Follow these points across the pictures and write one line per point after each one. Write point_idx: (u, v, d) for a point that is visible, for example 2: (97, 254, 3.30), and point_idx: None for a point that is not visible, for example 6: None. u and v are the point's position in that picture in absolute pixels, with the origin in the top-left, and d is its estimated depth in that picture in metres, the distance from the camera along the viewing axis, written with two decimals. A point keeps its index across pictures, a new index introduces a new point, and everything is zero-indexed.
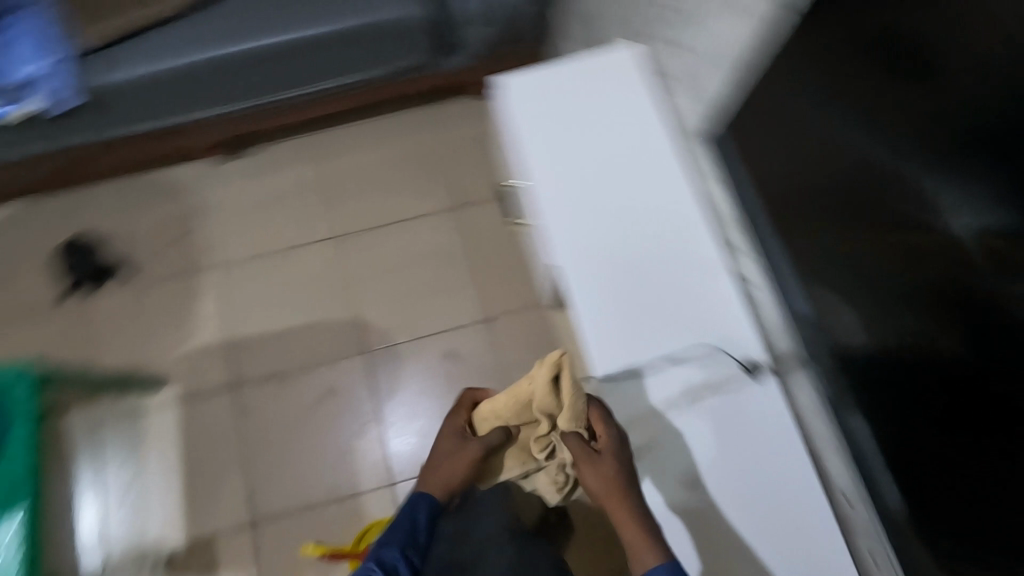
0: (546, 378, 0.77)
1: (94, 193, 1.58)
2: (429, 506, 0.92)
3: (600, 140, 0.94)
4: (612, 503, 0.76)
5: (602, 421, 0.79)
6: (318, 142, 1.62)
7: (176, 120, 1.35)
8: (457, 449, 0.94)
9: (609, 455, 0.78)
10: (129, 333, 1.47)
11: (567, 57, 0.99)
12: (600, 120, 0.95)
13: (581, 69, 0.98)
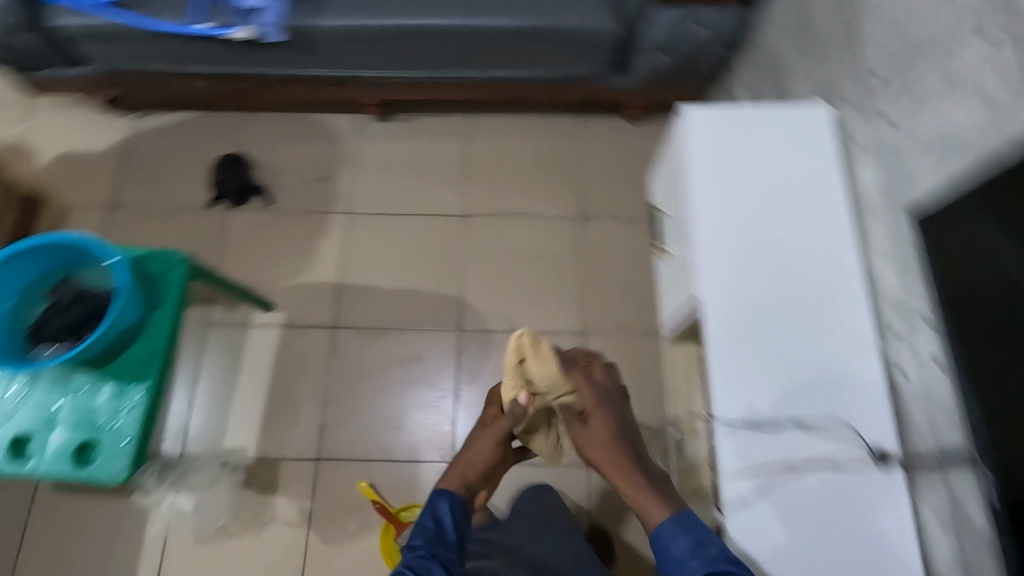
0: (513, 364, 0.90)
1: (254, 120, 1.69)
2: (451, 504, 0.90)
3: (771, 194, 0.93)
4: (613, 463, 0.84)
5: (583, 386, 0.89)
6: (465, 125, 1.68)
7: (354, 73, 1.43)
8: (479, 434, 0.96)
9: (598, 421, 0.87)
10: (252, 255, 1.56)
11: (753, 105, 0.98)
12: (774, 175, 0.94)
13: (766, 118, 0.98)
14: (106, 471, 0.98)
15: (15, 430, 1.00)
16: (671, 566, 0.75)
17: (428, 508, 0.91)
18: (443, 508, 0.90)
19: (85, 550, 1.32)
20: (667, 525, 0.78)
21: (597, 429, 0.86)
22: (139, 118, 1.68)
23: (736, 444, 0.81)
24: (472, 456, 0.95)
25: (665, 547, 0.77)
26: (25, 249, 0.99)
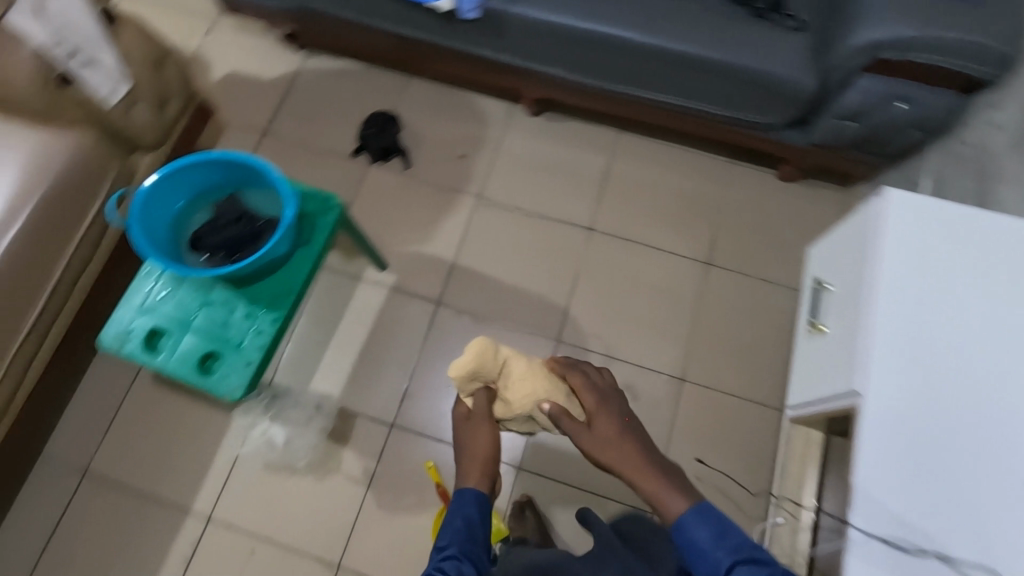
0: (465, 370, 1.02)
1: (412, 84, 1.72)
2: (477, 496, 0.96)
3: (968, 308, 0.84)
4: (626, 447, 0.92)
5: (583, 387, 1.00)
6: (613, 140, 1.66)
7: (531, 66, 1.42)
8: (474, 436, 1.02)
9: (604, 422, 0.95)
10: (379, 213, 1.60)
11: (969, 207, 0.88)
12: (975, 288, 0.85)
13: (980, 224, 0.88)
14: (224, 386, 1.01)
15: (150, 322, 1.05)
16: (697, 557, 0.81)
17: (455, 503, 0.96)
18: (469, 503, 0.95)
19: (164, 448, 1.39)
20: (694, 513, 0.83)
21: (605, 429, 0.94)
22: (308, 57, 1.74)
23: (868, 555, 0.77)
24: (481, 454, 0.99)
25: (691, 536, 0.82)
26: (210, 158, 1.03)
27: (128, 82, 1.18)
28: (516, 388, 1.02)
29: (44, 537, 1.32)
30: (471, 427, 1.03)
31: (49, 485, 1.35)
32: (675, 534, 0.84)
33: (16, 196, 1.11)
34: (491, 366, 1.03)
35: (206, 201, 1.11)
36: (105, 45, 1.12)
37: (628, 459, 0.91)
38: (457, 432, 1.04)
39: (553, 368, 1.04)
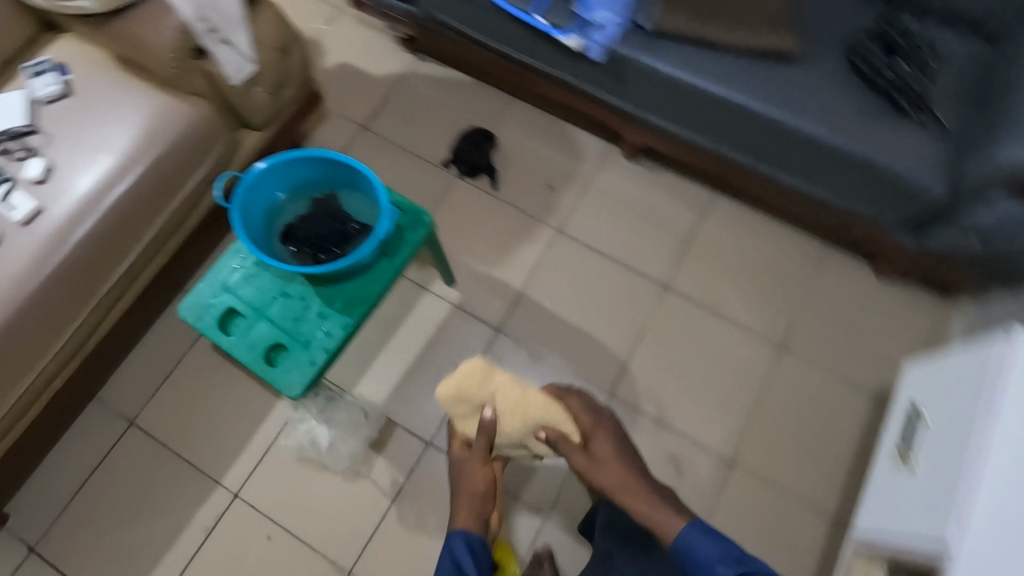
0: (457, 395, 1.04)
1: (515, 106, 1.71)
2: (463, 539, 0.95)
3: None
4: (616, 469, 0.96)
5: (581, 407, 1.05)
6: (706, 202, 1.61)
7: (643, 115, 1.39)
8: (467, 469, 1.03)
9: (600, 443, 1.00)
10: (456, 227, 1.59)
11: None
12: None
13: None
14: (283, 382, 1.02)
15: (227, 302, 1.07)
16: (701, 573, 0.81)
17: (443, 551, 0.94)
18: (456, 550, 0.93)
19: (207, 416, 1.41)
20: (687, 529, 0.85)
21: (600, 447, 0.99)
22: (419, 61, 1.76)
23: None
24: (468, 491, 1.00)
25: (687, 549, 0.84)
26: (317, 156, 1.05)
27: (254, 63, 1.21)
28: (504, 419, 1.03)
29: (82, 477, 1.37)
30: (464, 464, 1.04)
31: (96, 428, 1.40)
32: (676, 551, 0.85)
33: (131, 155, 1.15)
34: (478, 395, 1.04)
35: (303, 194, 1.12)
36: (240, 26, 1.16)
37: (618, 479, 0.94)
38: (450, 465, 1.05)
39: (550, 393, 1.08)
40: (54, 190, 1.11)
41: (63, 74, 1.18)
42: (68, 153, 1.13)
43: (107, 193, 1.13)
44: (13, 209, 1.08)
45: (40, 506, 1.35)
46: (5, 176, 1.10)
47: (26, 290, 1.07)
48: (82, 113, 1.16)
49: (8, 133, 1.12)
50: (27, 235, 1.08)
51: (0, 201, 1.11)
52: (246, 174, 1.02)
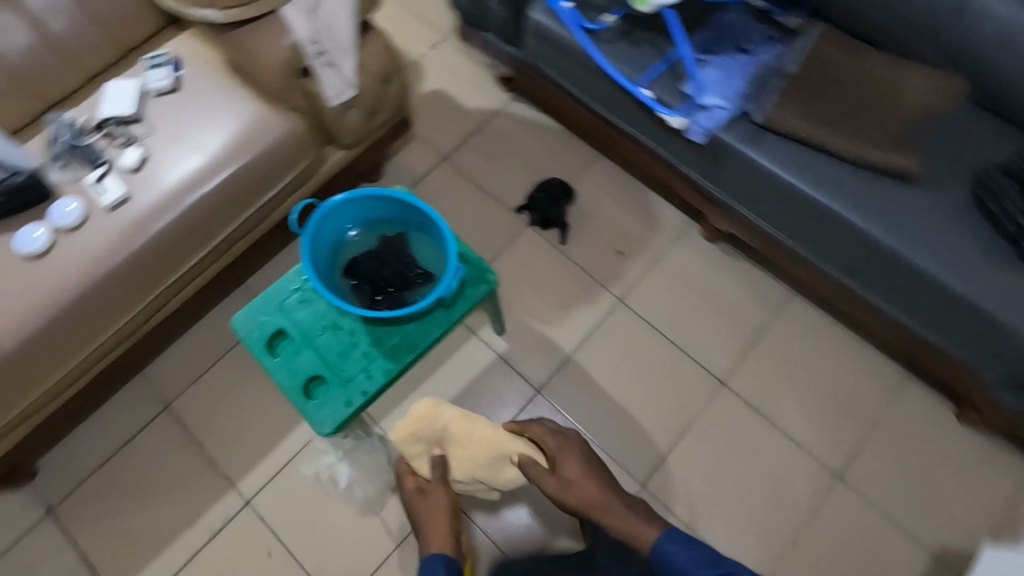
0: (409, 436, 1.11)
1: (599, 163, 1.67)
2: (440, 556, 1.03)
3: None
4: (587, 489, 1.03)
5: (545, 434, 1.13)
6: (782, 301, 1.52)
7: (736, 205, 1.31)
8: (432, 498, 1.12)
9: (568, 465, 1.07)
10: (516, 276, 1.56)
11: None
12: None
13: None
14: (316, 417, 1.00)
15: (278, 322, 1.07)
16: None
17: (424, 567, 1.02)
18: (436, 565, 1.01)
19: (237, 417, 1.42)
20: (663, 534, 0.93)
21: (569, 470, 1.06)
22: (512, 102, 1.74)
23: None
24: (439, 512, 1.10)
25: (665, 555, 0.90)
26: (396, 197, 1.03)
27: (354, 89, 1.21)
28: (460, 449, 1.13)
29: (110, 451, 1.39)
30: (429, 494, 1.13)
31: (132, 406, 1.43)
32: (653, 558, 0.92)
33: (222, 157, 1.17)
34: (433, 428, 1.13)
35: (375, 229, 1.11)
36: (349, 53, 1.17)
37: (590, 495, 1.02)
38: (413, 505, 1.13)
39: (511, 428, 1.16)
40: (145, 181, 1.13)
41: (175, 70, 1.22)
42: (165, 147, 1.16)
43: (193, 191, 1.15)
44: (104, 193, 1.11)
45: (66, 471, 1.38)
46: (103, 160, 1.13)
47: (99, 273, 1.09)
48: (186, 110, 1.19)
49: (115, 119, 1.16)
50: (110, 219, 1.11)
51: (92, 184, 1.12)
52: (323, 203, 1.02)
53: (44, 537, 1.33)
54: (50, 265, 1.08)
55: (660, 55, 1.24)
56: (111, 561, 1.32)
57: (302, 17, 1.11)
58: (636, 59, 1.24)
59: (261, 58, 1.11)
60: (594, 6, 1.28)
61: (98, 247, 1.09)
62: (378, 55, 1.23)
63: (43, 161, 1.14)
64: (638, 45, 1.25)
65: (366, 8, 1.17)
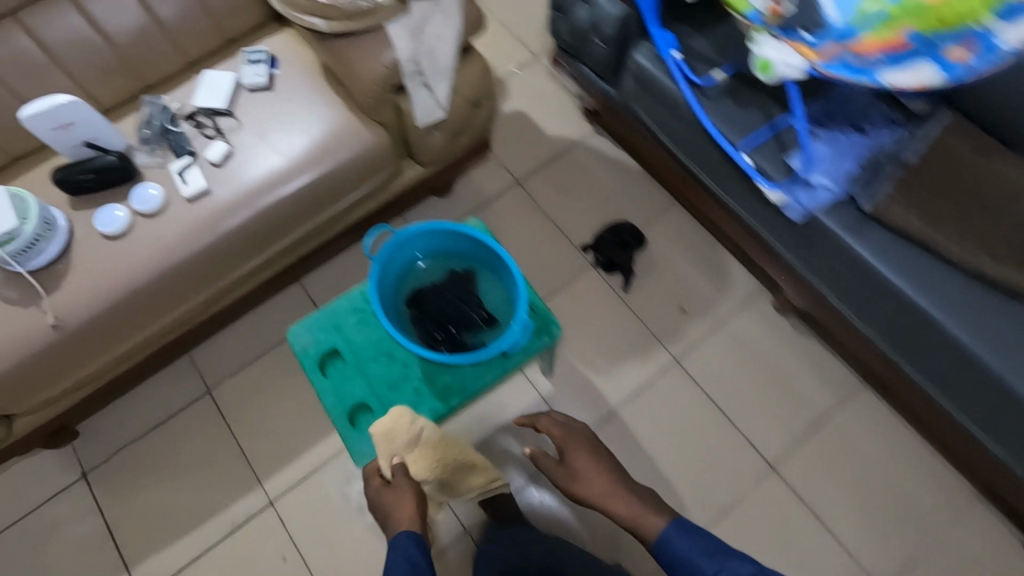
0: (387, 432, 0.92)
1: (674, 212, 1.61)
2: (412, 535, 0.85)
3: None
4: (598, 481, 1.08)
5: (551, 425, 1.18)
6: (846, 391, 1.43)
7: (821, 288, 1.23)
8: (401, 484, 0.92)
9: (576, 456, 1.12)
10: (571, 316, 1.51)
11: None
12: None
13: None
14: (358, 449, 0.99)
15: (333, 342, 1.05)
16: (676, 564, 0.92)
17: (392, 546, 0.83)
18: (407, 545, 0.82)
19: (274, 414, 1.42)
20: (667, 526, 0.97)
21: (579, 458, 1.12)
22: (594, 135, 1.69)
23: None
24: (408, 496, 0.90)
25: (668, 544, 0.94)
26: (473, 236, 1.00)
27: (444, 111, 1.18)
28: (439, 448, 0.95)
29: (147, 426, 1.41)
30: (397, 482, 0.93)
31: (175, 385, 1.44)
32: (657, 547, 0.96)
33: (304, 161, 1.16)
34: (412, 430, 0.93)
35: (443, 260, 1.08)
36: (445, 77, 1.14)
37: (599, 485, 1.07)
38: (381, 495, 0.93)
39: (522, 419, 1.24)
40: (226, 176, 1.13)
41: (270, 67, 1.22)
42: (250, 144, 1.15)
43: (271, 192, 1.14)
44: (186, 183, 1.11)
45: (104, 439, 1.40)
46: (189, 149, 1.14)
47: (167, 263, 1.09)
48: (276, 109, 1.19)
49: (207, 109, 1.16)
50: (188, 210, 1.11)
51: (175, 172, 1.12)
52: (398, 231, 1.00)
53: (73, 501, 1.35)
54: (124, 248, 1.08)
55: (767, 120, 1.16)
56: (131, 537, 1.33)
57: (406, 36, 1.08)
58: (740, 121, 1.17)
59: (359, 71, 1.09)
60: (704, 58, 1.21)
61: (172, 236, 1.09)
62: (473, 81, 1.20)
63: (133, 143, 1.15)
64: (744, 105, 1.18)
65: (471, 33, 1.14)
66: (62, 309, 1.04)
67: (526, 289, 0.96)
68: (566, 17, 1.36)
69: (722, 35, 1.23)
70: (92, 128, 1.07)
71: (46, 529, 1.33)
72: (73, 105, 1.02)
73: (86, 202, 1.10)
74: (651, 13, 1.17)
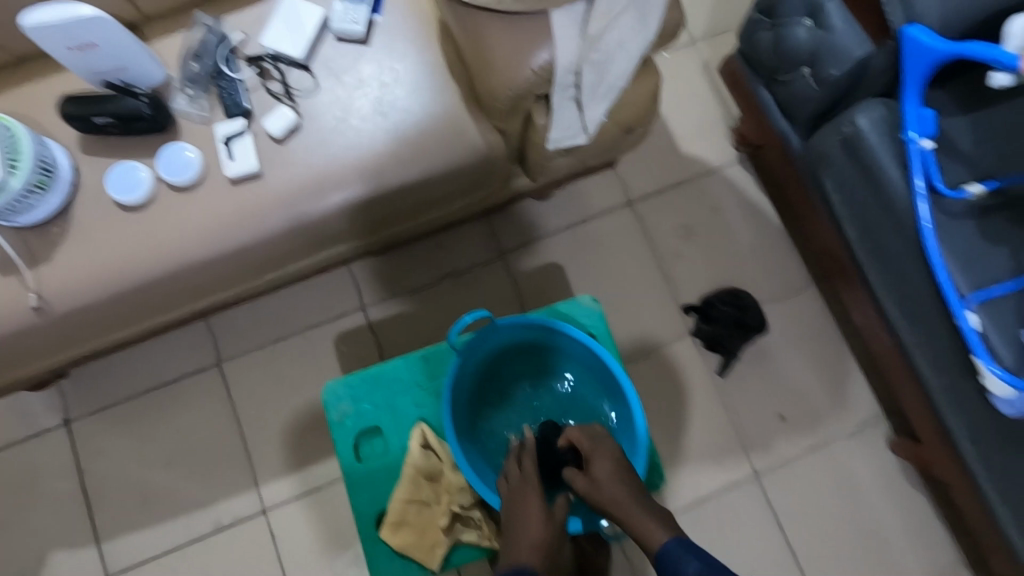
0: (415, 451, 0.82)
1: (809, 295, 1.29)
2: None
3: None
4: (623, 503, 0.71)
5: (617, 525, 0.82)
6: (945, 568, 1.19)
7: (983, 488, 0.95)
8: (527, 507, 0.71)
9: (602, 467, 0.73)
10: (649, 388, 1.24)
11: None
12: None
13: None
14: (382, 569, 0.80)
15: (377, 420, 0.83)
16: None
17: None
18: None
19: (285, 414, 1.22)
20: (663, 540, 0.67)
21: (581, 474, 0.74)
22: (738, 167, 1.34)
23: None
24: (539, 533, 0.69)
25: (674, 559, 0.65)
26: (592, 345, 0.80)
27: (588, 138, 0.85)
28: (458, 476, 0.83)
29: (144, 388, 1.22)
30: (511, 514, 0.71)
31: (184, 349, 1.24)
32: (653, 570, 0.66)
33: (387, 152, 0.85)
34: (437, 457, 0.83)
35: (539, 353, 0.88)
36: (608, 97, 0.81)
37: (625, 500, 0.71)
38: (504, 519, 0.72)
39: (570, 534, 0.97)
40: (286, 161, 0.84)
41: (372, 10, 0.88)
42: (325, 120, 0.85)
43: (335, 193, 0.84)
44: (232, 159, 0.83)
45: (95, 390, 1.22)
46: (245, 107, 0.85)
47: (191, 259, 0.83)
48: (367, 75, 0.87)
49: (276, 55, 0.86)
50: (228, 196, 0.83)
51: (220, 136, 0.84)
52: (497, 319, 0.80)
53: (51, 451, 1.20)
54: (139, 227, 0.82)
55: (1013, 270, 0.85)
56: (107, 508, 1.18)
57: (574, 35, 0.75)
58: (975, 262, 0.85)
59: (492, 65, 0.76)
60: (956, 155, 0.88)
61: (201, 225, 0.83)
62: (638, 104, 0.86)
63: (174, 78, 0.86)
64: (989, 240, 0.86)
65: (659, 45, 0.80)
66: (50, 289, 0.81)
67: (647, 438, 0.77)
68: (775, 29, 0.98)
69: (992, 127, 0.88)
70: (120, 53, 0.78)
71: (18, 473, 1.19)
72: (100, 23, 0.73)
73: (100, 147, 0.83)
74: (916, 79, 0.82)
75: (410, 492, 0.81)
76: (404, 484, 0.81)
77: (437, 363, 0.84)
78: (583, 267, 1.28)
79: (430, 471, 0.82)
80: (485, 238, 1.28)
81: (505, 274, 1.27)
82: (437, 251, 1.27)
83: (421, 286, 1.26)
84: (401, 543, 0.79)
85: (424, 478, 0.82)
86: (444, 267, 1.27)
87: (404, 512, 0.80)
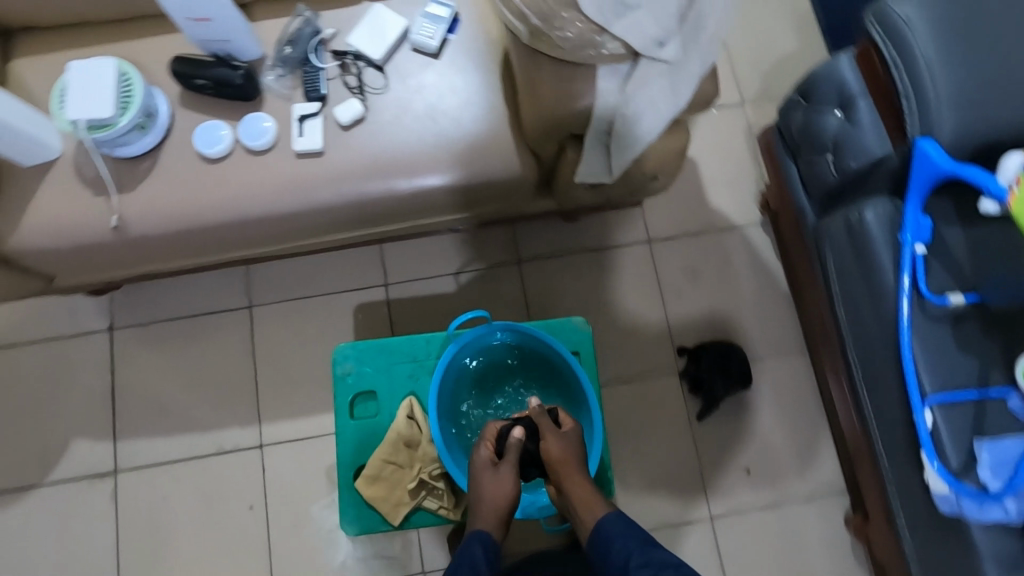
0: (402, 419, 0.93)
1: (798, 362, 1.35)
2: (485, 544, 0.78)
3: None
4: (578, 488, 0.81)
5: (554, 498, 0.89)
6: None
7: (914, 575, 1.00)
8: (482, 482, 0.83)
9: (561, 458, 0.83)
10: (629, 415, 1.33)
11: None
12: None
13: None
14: (349, 513, 0.91)
15: (375, 383, 0.94)
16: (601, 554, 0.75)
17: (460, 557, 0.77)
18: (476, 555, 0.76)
19: (297, 363, 1.34)
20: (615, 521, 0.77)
21: (551, 449, 0.83)
22: (757, 229, 1.41)
23: None
24: (495, 500, 0.82)
25: (606, 546, 0.75)
26: (572, 362, 0.90)
27: (612, 179, 0.95)
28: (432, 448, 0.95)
29: (181, 314, 1.37)
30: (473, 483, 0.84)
31: (223, 288, 1.37)
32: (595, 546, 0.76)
33: (433, 154, 0.96)
34: (418, 427, 0.94)
35: (525, 357, 0.98)
36: (633, 148, 0.89)
37: (576, 486, 0.81)
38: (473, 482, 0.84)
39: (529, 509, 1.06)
40: (346, 145, 0.96)
41: (448, 29, 1.00)
42: (386, 117, 0.97)
43: (382, 180, 0.96)
44: (302, 135, 0.95)
45: (140, 306, 1.37)
46: (322, 94, 0.97)
47: (249, 213, 0.96)
48: (429, 84, 0.98)
49: (358, 54, 0.98)
50: (291, 165, 0.96)
51: (296, 114, 0.96)
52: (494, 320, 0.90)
53: (92, 350, 1.35)
54: (213, 177, 0.95)
55: (978, 380, 0.91)
56: (129, 412, 1.33)
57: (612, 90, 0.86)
58: (945, 364, 0.91)
59: (539, 100, 0.86)
60: (948, 262, 0.94)
61: (263, 186, 0.95)
62: (664, 156, 0.95)
63: (268, 57, 0.99)
64: (961, 347, 0.92)
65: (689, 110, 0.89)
66: (128, 214, 0.95)
67: (599, 453, 0.88)
68: (810, 112, 1.06)
69: (985, 245, 0.95)
70: (229, 30, 0.92)
71: (60, 364, 1.35)
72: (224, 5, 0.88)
73: (195, 103, 0.97)
74: (919, 188, 0.89)
75: (389, 453, 0.92)
76: (385, 445, 0.92)
77: (437, 347, 0.95)
78: (592, 290, 1.37)
79: (410, 438, 0.93)
80: (508, 244, 1.38)
81: (519, 280, 1.37)
82: (463, 247, 1.38)
83: (441, 276, 1.37)
84: (372, 495, 0.90)
85: (403, 442, 0.93)
86: (465, 263, 1.37)
87: (381, 468, 0.91)
